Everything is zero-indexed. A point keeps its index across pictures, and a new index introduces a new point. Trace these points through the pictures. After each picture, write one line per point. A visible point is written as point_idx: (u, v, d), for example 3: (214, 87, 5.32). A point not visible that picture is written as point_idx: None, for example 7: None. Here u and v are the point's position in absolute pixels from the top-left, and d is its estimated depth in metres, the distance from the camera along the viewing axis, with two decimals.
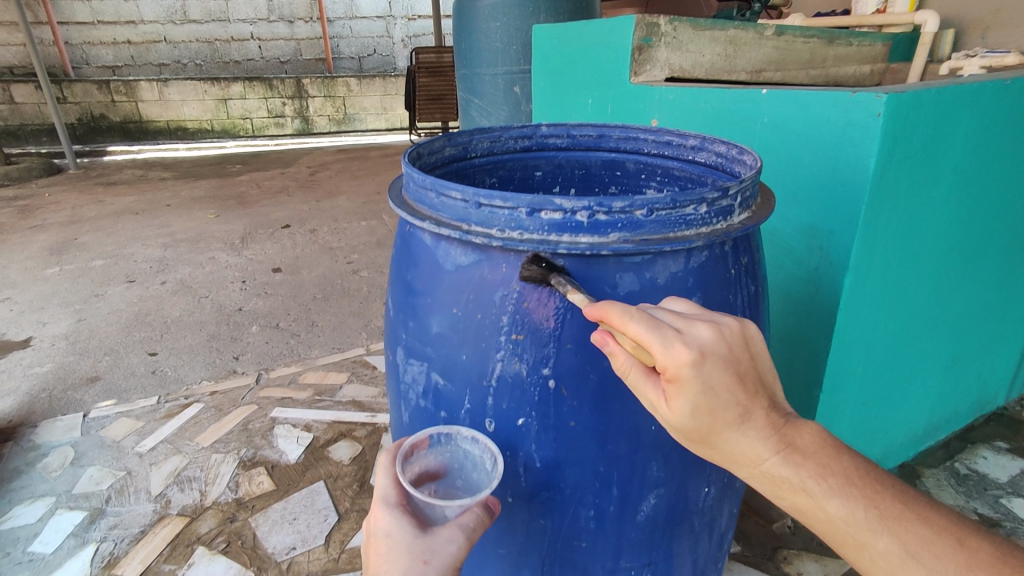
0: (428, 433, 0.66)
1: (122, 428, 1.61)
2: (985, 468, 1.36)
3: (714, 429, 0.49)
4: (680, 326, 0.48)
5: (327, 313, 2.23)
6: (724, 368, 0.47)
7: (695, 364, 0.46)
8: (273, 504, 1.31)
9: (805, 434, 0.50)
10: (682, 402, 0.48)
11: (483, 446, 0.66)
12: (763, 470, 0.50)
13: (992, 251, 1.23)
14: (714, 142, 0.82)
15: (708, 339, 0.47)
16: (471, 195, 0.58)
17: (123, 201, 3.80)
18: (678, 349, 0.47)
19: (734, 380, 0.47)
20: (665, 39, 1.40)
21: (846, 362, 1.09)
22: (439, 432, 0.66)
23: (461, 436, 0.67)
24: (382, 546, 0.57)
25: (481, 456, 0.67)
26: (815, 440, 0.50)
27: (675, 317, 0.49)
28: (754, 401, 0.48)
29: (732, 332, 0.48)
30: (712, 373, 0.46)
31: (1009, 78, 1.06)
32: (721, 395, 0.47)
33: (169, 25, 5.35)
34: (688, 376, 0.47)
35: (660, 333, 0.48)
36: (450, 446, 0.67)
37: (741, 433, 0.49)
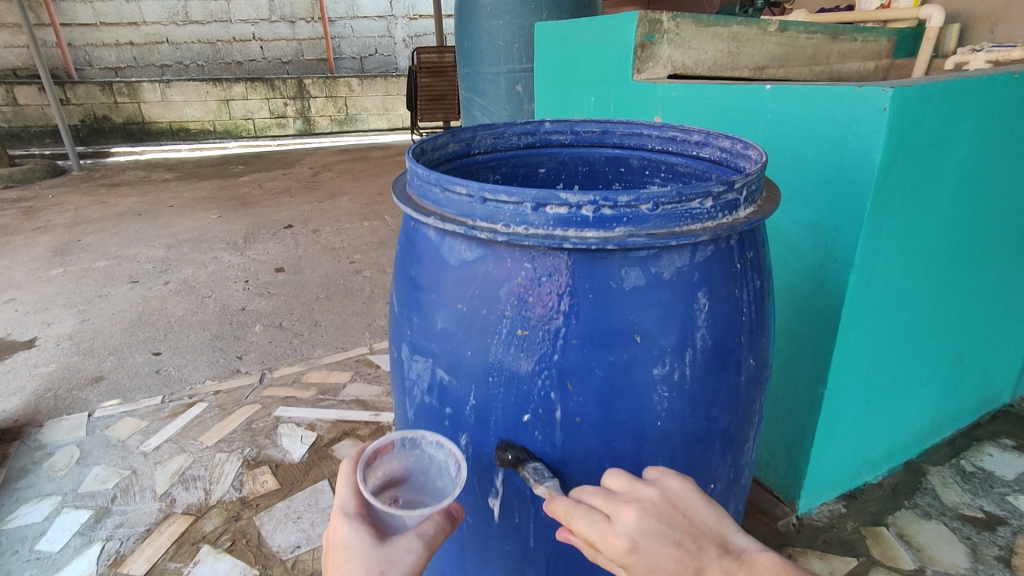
0: (392, 438, 0.67)
1: (126, 427, 1.61)
2: (992, 466, 1.36)
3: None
4: (609, 511, 0.53)
5: (330, 312, 2.23)
6: (657, 542, 0.50)
7: (631, 549, 0.50)
8: (278, 504, 1.31)
9: (760, 571, 0.49)
10: (643, 572, 0.50)
11: (446, 451, 0.67)
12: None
13: (997, 248, 1.23)
14: (719, 138, 0.81)
15: (632, 523, 0.51)
16: (476, 189, 0.58)
17: (127, 202, 3.81)
18: (613, 539, 0.51)
19: (669, 551, 0.50)
20: (668, 35, 1.40)
21: (851, 359, 1.09)
22: (405, 436, 0.68)
23: (426, 441, 0.68)
24: (339, 557, 0.54)
25: (444, 460, 0.67)
26: (772, 572, 0.49)
27: (608, 501, 0.54)
28: (696, 557, 0.50)
29: (654, 504, 0.52)
30: (649, 555, 0.50)
31: (1016, 72, 1.05)
32: (663, 566, 0.50)
33: (171, 26, 5.36)
34: (630, 561, 0.51)
35: (596, 526, 0.52)
36: (415, 451, 0.69)
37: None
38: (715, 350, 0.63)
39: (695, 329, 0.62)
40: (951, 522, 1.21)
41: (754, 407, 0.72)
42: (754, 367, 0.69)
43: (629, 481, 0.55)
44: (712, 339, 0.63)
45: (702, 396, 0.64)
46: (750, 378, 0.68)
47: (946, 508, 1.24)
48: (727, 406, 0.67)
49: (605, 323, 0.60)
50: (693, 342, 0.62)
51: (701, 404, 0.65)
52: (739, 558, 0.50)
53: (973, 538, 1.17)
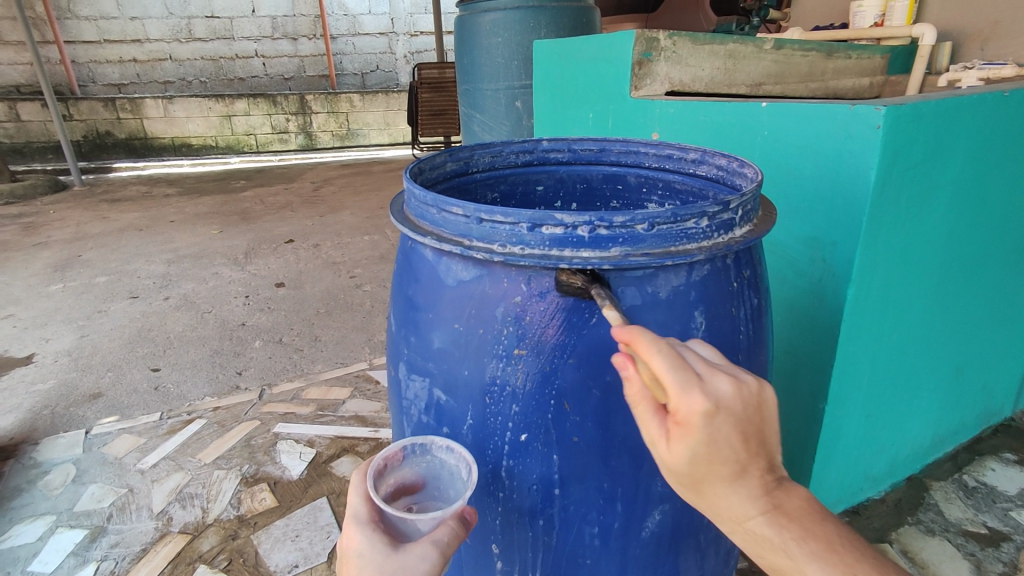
0: (402, 446, 0.66)
1: (124, 444, 1.60)
2: (994, 481, 1.35)
3: (710, 478, 0.47)
4: (703, 372, 0.47)
5: (331, 327, 2.23)
6: (735, 423, 0.46)
7: (709, 414, 0.45)
8: (276, 521, 1.30)
9: (793, 499, 0.49)
10: (684, 449, 0.47)
11: (457, 455, 0.65)
12: (744, 527, 0.49)
13: (995, 262, 1.23)
14: (715, 155, 0.82)
15: (727, 393, 0.46)
16: (472, 210, 0.58)
17: (128, 217, 3.83)
18: (697, 396, 0.45)
19: (737, 439, 0.46)
20: (664, 53, 1.42)
21: (851, 375, 1.08)
22: (414, 442, 0.66)
23: (437, 446, 0.66)
24: (353, 566, 0.55)
25: (456, 464, 0.66)
26: (801, 506, 0.50)
27: (700, 363, 0.48)
28: (754, 462, 0.47)
29: (749, 392, 0.47)
30: (720, 428, 0.45)
31: (1008, 90, 1.06)
32: (721, 447, 0.46)
33: (175, 43, 5.42)
34: (696, 424, 0.45)
35: (684, 375, 0.46)
36: (427, 457, 0.67)
37: (731, 490, 0.48)
38: None
39: None
40: (954, 538, 1.20)
41: None
42: None
43: (725, 363, 0.50)
44: None
45: None
46: None
47: (949, 523, 1.23)
48: None
49: (603, 342, 0.60)
50: None
51: None
52: (781, 480, 0.49)
53: (977, 554, 1.16)
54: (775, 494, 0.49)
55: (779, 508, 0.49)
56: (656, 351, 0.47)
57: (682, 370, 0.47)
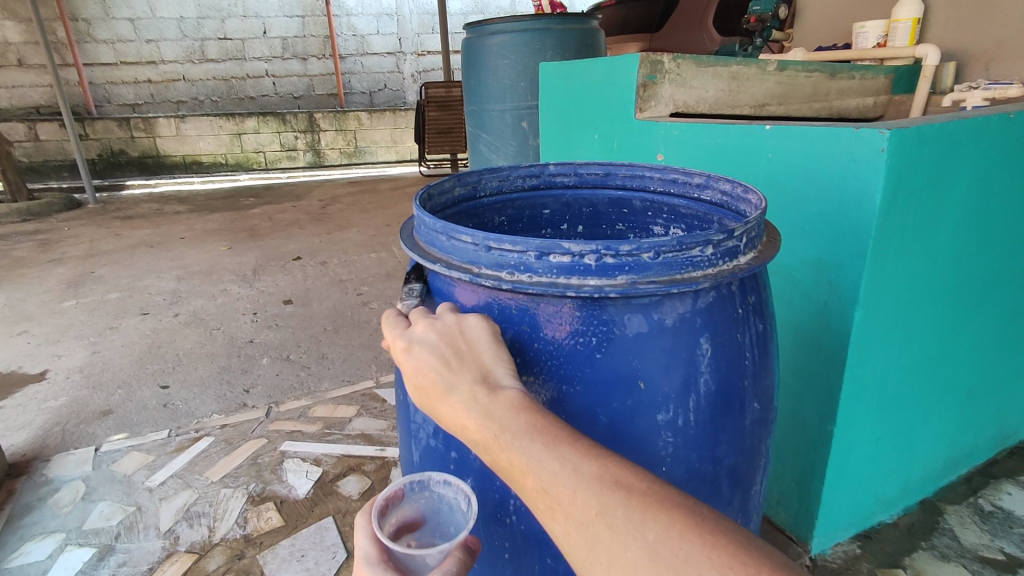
0: (400, 485, 0.66)
1: (133, 462, 1.61)
2: (1011, 505, 1.33)
3: (430, 400, 0.55)
4: (410, 322, 0.60)
5: (337, 345, 2.24)
6: (430, 347, 0.56)
7: (406, 350, 0.57)
8: (282, 541, 1.30)
9: (499, 401, 0.51)
10: (407, 374, 0.57)
11: (455, 487, 0.66)
12: (476, 442, 0.51)
13: (1004, 283, 1.23)
14: (719, 181, 0.83)
15: (420, 329, 0.58)
16: (481, 238, 0.60)
17: (140, 234, 3.87)
18: (399, 340, 0.59)
19: (435, 360, 0.55)
20: (669, 75, 1.44)
21: (859, 396, 1.08)
22: (411, 481, 0.67)
23: (434, 482, 0.68)
24: None
25: (454, 496, 0.66)
26: (509, 405, 0.50)
27: (414, 314, 0.61)
28: (458, 373, 0.54)
29: (446, 325, 0.57)
30: (415, 357, 0.56)
31: (1011, 113, 1.07)
32: (425, 370, 0.55)
33: (188, 64, 5.54)
34: (402, 360, 0.58)
35: (395, 328, 0.60)
36: (426, 494, 0.68)
37: (450, 404, 0.53)
38: (720, 394, 0.64)
39: (699, 374, 0.62)
40: (971, 565, 1.18)
41: (760, 450, 0.72)
42: (759, 411, 0.69)
43: (451, 311, 0.60)
44: (715, 384, 0.63)
45: (708, 440, 0.64)
46: (755, 422, 0.68)
47: (965, 549, 1.22)
48: (732, 449, 0.67)
49: (608, 367, 0.60)
50: (697, 387, 0.62)
51: (706, 447, 0.65)
52: (492, 389, 0.52)
53: None
54: (486, 400, 0.51)
55: (490, 413, 0.50)
56: (386, 317, 0.63)
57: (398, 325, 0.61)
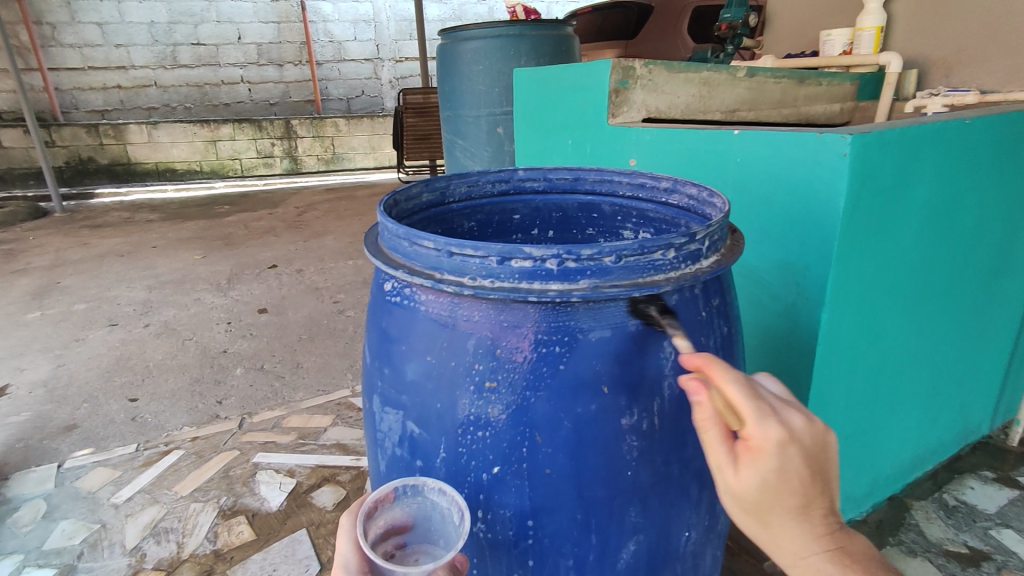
0: (393, 487, 0.64)
1: (98, 477, 1.56)
2: (974, 499, 1.36)
3: (776, 508, 0.49)
4: (779, 406, 0.49)
5: (313, 354, 2.21)
6: (808, 458, 0.48)
7: (784, 444, 0.47)
8: (253, 555, 1.28)
9: (855, 542, 0.51)
10: (765, 475, 0.48)
11: (450, 498, 0.64)
12: (805, 567, 0.50)
13: (965, 283, 1.26)
14: (686, 185, 0.83)
15: (799, 426, 0.48)
16: (443, 244, 0.59)
17: (109, 243, 3.79)
18: (773, 425, 0.48)
19: (807, 474, 0.48)
20: (641, 81, 1.45)
21: (828, 396, 1.10)
22: (406, 484, 0.64)
23: (428, 489, 0.65)
24: None
25: (448, 509, 0.65)
26: (860, 550, 0.51)
27: (775, 397, 0.51)
28: (818, 496, 0.49)
29: (822, 430, 0.49)
30: (793, 460, 0.47)
31: (968, 118, 1.10)
32: (790, 479, 0.48)
33: (160, 69, 5.45)
34: (772, 456, 0.47)
35: (759, 406, 0.49)
36: (419, 498, 0.65)
37: (796, 522, 0.49)
38: (684, 397, 0.64)
39: (662, 378, 0.62)
40: (936, 559, 1.20)
41: None
42: None
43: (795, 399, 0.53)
44: (680, 387, 0.64)
45: (673, 442, 0.64)
46: None
47: (931, 544, 1.24)
48: (699, 451, 0.67)
49: (573, 372, 0.60)
50: (661, 390, 0.62)
51: (672, 449, 0.64)
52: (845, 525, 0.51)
53: None
54: (837, 536, 0.50)
55: (844, 551, 0.50)
56: (733, 378, 0.50)
57: (757, 401, 0.49)
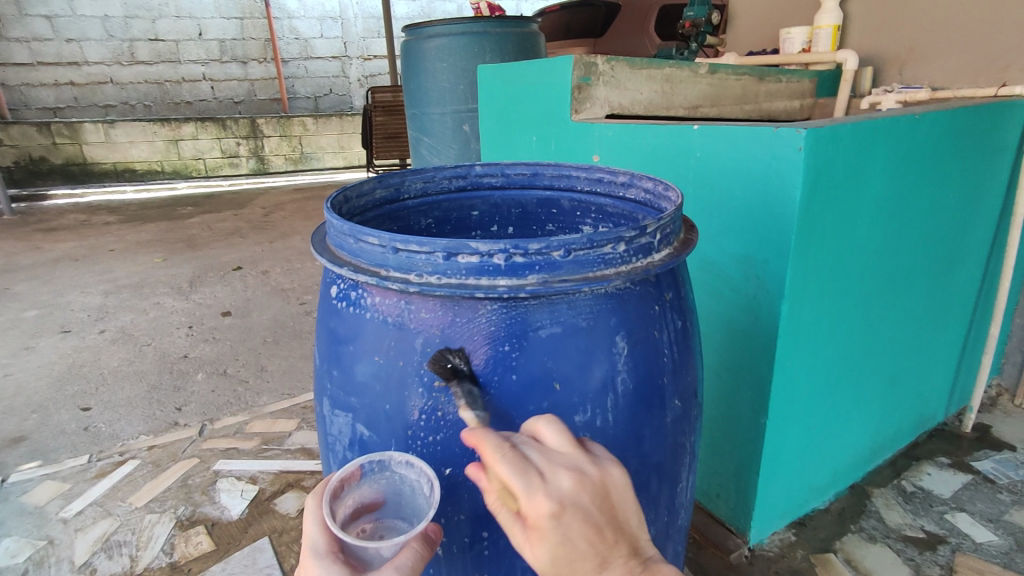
0: (358, 464, 0.59)
1: (46, 491, 1.50)
2: (930, 484, 1.40)
3: (576, 573, 0.48)
4: (545, 470, 0.49)
5: (278, 357, 2.16)
6: (586, 517, 0.48)
7: (555, 515, 0.47)
8: (213, 566, 1.23)
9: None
10: (548, 546, 0.47)
11: (418, 469, 0.59)
12: None
13: (917, 275, 1.29)
14: (642, 179, 0.83)
15: (569, 488, 0.48)
16: (388, 240, 0.57)
17: (63, 247, 3.64)
18: (540, 498, 0.47)
19: (591, 531, 0.47)
20: (603, 77, 1.45)
21: (788, 388, 1.11)
22: (371, 459, 0.60)
23: (395, 461, 0.60)
24: None
25: (417, 480, 0.60)
26: None
27: (544, 459, 0.50)
28: (609, 546, 0.48)
29: (593, 481, 0.49)
30: (568, 525, 0.47)
31: (918, 112, 1.12)
32: (575, 543, 0.47)
33: (117, 66, 5.27)
34: (546, 526, 0.47)
35: (525, 479, 0.48)
36: (387, 473, 0.60)
37: None
38: (638, 392, 0.63)
39: (616, 373, 0.61)
40: (894, 544, 1.23)
41: (683, 445, 0.71)
42: (680, 407, 0.69)
43: (580, 446, 0.52)
44: (633, 382, 0.63)
45: (629, 438, 0.63)
46: (676, 419, 0.68)
47: (890, 530, 1.27)
48: (656, 446, 0.66)
49: (523, 369, 0.59)
50: (615, 386, 0.61)
51: (629, 444, 0.64)
52: (647, 565, 0.49)
53: (916, 559, 1.19)
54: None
55: None
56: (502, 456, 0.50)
57: (525, 471, 0.49)
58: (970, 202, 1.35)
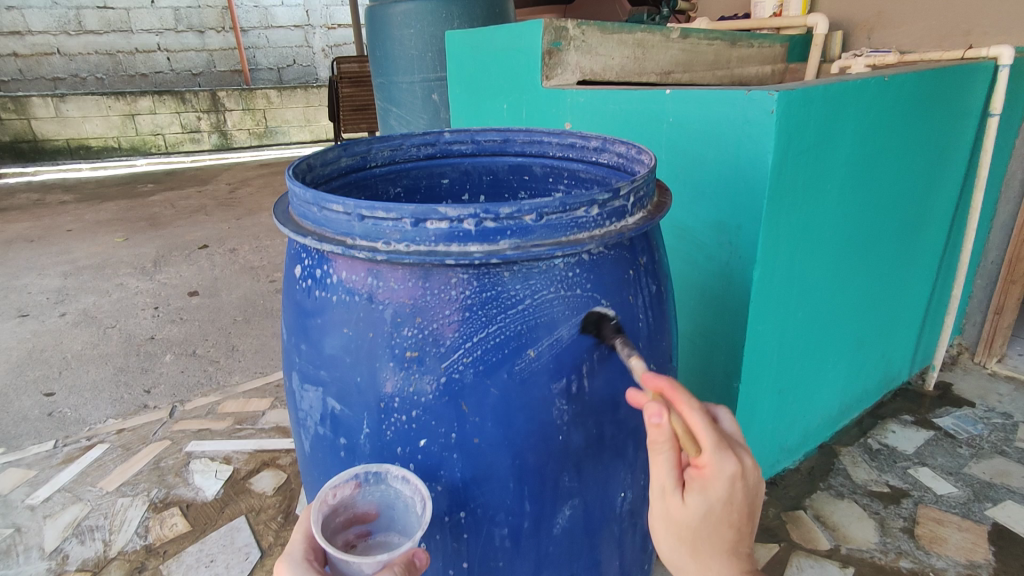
0: (354, 474, 0.60)
1: (10, 479, 1.45)
2: (894, 442, 1.45)
3: (710, 529, 0.51)
4: (726, 441, 0.50)
5: (248, 336, 2.11)
6: (748, 492, 0.50)
7: (734, 478, 0.49)
8: (188, 548, 1.22)
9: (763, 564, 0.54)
10: (699, 501, 0.49)
11: (413, 486, 0.59)
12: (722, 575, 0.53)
13: (885, 238, 1.31)
14: (615, 143, 0.81)
15: (748, 463, 0.50)
16: (352, 207, 0.55)
17: (16, 228, 3.49)
18: (728, 460, 0.48)
19: (743, 505, 0.50)
20: (574, 42, 1.41)
21: (760, 352, 1.12)
22: (367, 471, 0.60)
23: (391, 476, 0.60)
24: None
25: (411, 497, 0.60)
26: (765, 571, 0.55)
27: (721, 430, 0.51)
28: (745, 524, 0.52)
29: (754, 467, 0.51)
30: (736, 491, 0.49)
31: (887, 75, 1.12)
32: (730, 507, 0.50)
33: (63, 35, 4.98)
34: (719, 487, 0.49)
35: (713, 438, 0.49)
36: (381, 486, 0.61)
37: (723, 542, 0.52)
38: (614, 357, 0.63)
39: (592, 339, 0.61)
40: (861, 499, 1.28)
41: None
42: (655, 372, 0.69)
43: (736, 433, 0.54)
44: (609, 348, 0.62)
45: (605, 404, 0.63)
46: None
47: (856, 486, 1.31)
48: (632, 411, 0.66)
49: (498, 337, 0.58)
50: (591, 352, 0.61)
51: (605, 410, 0.63)
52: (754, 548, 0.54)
53: (881, 512, 1.24)
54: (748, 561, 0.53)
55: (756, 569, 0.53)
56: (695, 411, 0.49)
57: (713, 433, 0.49)
58: (936, 166, 1.37)
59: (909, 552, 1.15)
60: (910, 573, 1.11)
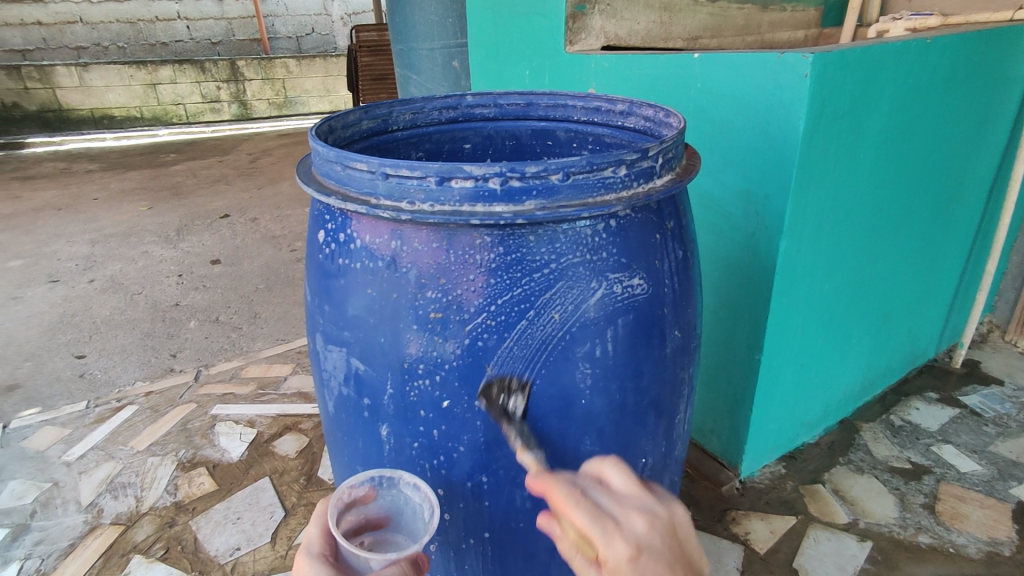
0: (368, 479, 0.63)
1: (46, 436, 1.51)
2: (918, 419, 1.43)
3: None
4: (616, 515, 0.47)
5: (271, 303, 2.14)
6: (664, 557, 0.45)
7: (634, 557, 0.45)
8: (216, 505, 1.26)
9: None
10: None
11: (422, 493, 0.62)
12: None
13: (918, 210, 1.27)
14: (642, 106, 0.79)
15: (641, 530, 0.46)
16: (377, 165, 0.54)
17: (44, 196, 3.55)
18: (617, 542, 0.45)
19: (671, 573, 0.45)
20: (599, 6, 1.37)
21: (784, 325, 1.10)
22: (380, 475, 0.63)
23: (403, 481, 0.63)
24: None
25: (420, 503, 0.62)
26: None
27: (613, 504, 0.49)
28: None
29: (662, 522, 0.47)
30: (649, 569, 0.44)
31: (928, 38, 1.07)
32: None
33: (84, 3, 4.99)
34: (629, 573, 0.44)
35: (599, 525, 0.47)
36: (391, 491, 0.64)
37: None
38: (638, 324, 0.62)
39: (615, 306, 0.60)
40: (881, 475, 1.27)
41: (682, 379, 0.70)
42: (680, 340, 0.68)
43: (639, 489, 0.50)
44: (633, 315, 0.61)
45: (628, 370, 0.63)
46: (676, 351, 0.67)
47: (877, 462, 1.30)
48: (654, 380, 0.66)
49: (521, 300, 0.57)
50: (614, 319, 0.60)
51: (629, 376, 0.63)
52: None
53: (901, 488, 1.23)
54: None
55: None
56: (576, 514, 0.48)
57: (597, 519, 0.47)
58: (974, 135, 1.31)
59: (929, 527, 1.14)
60: (930, 547, 1.10)
